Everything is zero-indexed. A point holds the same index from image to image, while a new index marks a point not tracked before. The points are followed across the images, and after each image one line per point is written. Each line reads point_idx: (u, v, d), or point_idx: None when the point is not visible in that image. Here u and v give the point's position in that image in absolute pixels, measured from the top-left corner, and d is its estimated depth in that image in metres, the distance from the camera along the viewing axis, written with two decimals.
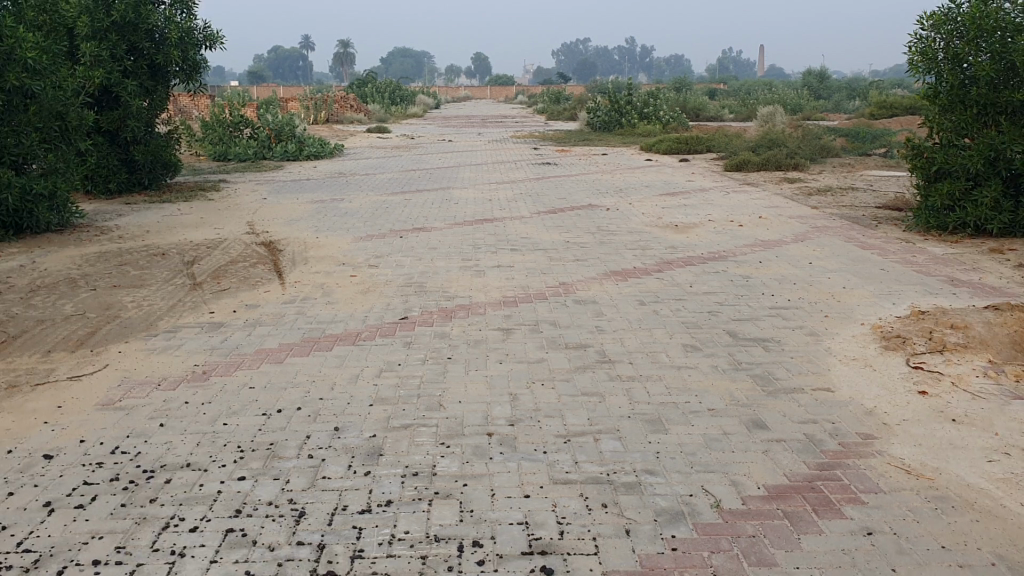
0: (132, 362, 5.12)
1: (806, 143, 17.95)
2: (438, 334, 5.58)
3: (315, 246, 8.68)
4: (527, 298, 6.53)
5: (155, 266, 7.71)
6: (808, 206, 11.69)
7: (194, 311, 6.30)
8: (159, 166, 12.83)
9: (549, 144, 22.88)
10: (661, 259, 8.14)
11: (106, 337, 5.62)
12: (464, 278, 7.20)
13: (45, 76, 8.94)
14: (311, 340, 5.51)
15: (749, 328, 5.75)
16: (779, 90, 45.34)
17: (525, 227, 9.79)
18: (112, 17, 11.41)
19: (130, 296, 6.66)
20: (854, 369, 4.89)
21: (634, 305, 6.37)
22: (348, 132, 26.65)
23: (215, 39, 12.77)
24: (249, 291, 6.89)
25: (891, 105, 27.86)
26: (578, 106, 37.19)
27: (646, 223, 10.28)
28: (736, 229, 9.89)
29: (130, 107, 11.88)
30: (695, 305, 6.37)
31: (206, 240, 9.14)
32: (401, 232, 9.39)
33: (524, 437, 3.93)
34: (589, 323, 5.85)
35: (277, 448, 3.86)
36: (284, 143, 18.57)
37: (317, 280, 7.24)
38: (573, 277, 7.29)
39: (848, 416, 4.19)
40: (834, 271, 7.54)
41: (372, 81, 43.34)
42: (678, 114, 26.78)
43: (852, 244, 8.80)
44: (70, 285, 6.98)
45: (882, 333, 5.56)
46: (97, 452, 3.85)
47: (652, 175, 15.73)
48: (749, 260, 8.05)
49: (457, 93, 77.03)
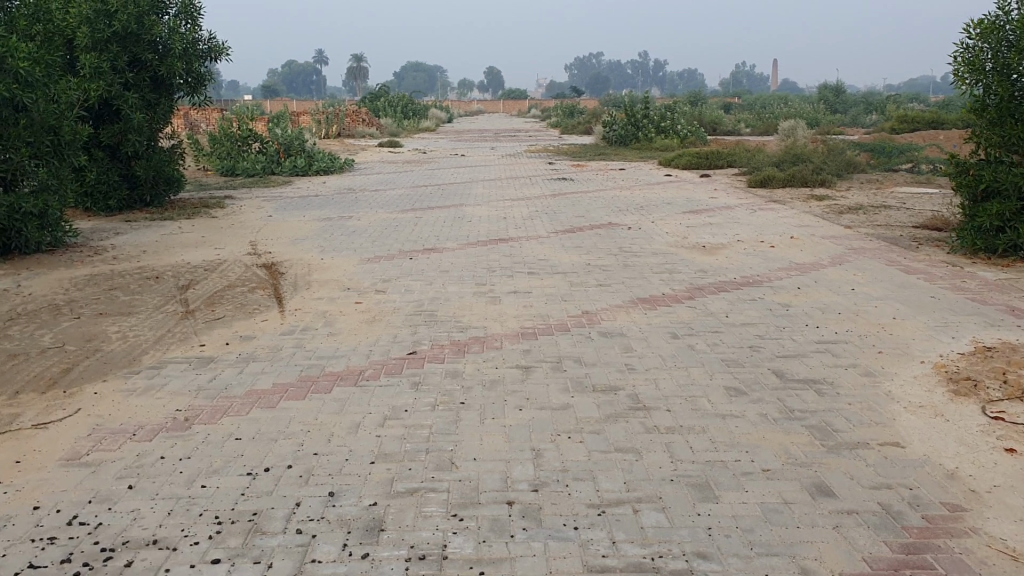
0: (108, 406, 4.57)
1: (832, 158, 17.31)
2: (449, 373, 5.01)
3: (319, 268, 8.14)
4: (547, 330, 5.96)
5: (147, 291, 7.18)
6: (840, 225, 11.10)
7: (183, 343, 5.74)
8: (162, 182, 12.35)
9: (565, 159, 22.37)
10: (691, 284, 7.56)
11: (82, 375, 5.06)
12: (478, 305, 6.65)
13: (38, 88, 8.45)
14: (308, 380, 4.94)
15: (797, 367, 5.16)
16: (795, 104, 44.67)
17: (543, 248, 9.24)
18: (113, 28, 10.97)
19: (115, 326, 6.12)
20: (923, 419, 4.28)
21: (665, 338, 5.79)
22: (360, 146, 26.24)
23: (221, 50, 12.31)
24: (245, 319, 6.34)
25: (913, 119, 27.11)
26: (593, 119, 36.70)
27: (671, 243, 9.71)
28: (767, 250, 9.30)
29: (132, 120, 11.41)
30: (734, 339, 5.78)
31: (205, 261, 8.62)
32: (411, 253, 8.85)
33: (551, 507, 3.35)
34: (618, 360, 5.28)
35: (262, 520, 3.30)
36: (293, 158, 18.12)
37: (320, 307, 6.68)
38: (597, 305, 6.71)
39: (928, 481, 3.60)
40: (881, 299, 6.94)
41: (385, 95, 42.89)
42: (696, 129, 26.23)
43: (894, 268, 8.20)
44: (53, 313, 6.45)
45: (947, 373, 4.97)
46: (51, 523, 3.30)
47: (673, 192, 15.16)
48: (786, 286, 7.47)
49: (470, 108, 76.65)
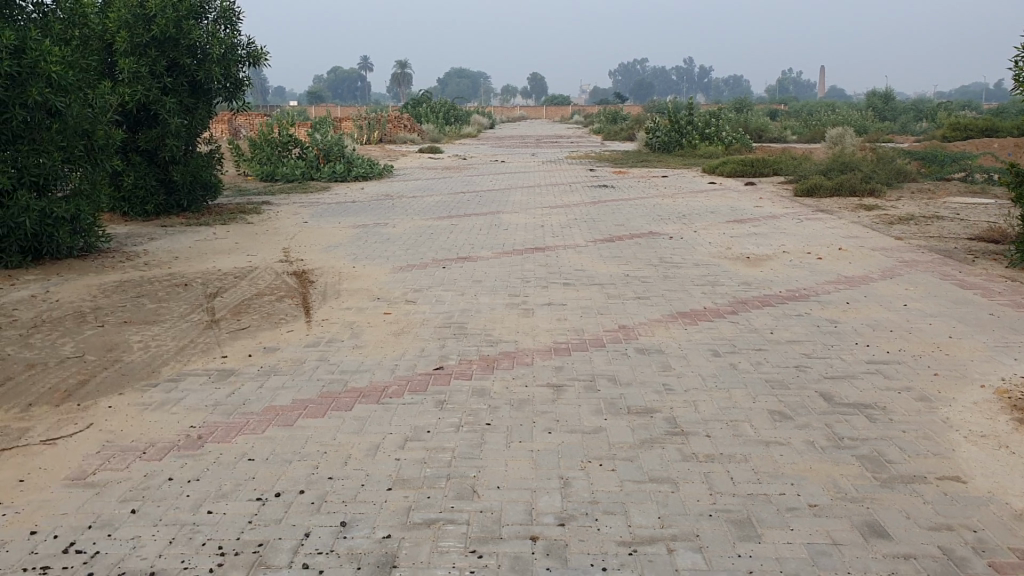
0: (121, 422, 4.39)
1: (881, 167, 16.80)
2: (476, 391, 4.76)
3: (350, 277, 7.96)
4: (581, 345, 5.69)
5: (174, 299, 7.04)
6: (891, 236, 10.67)
7: (205, 355, 5.57)
8: (199, 188, 12.28)
9: (607, 166, 22.08)
10: (734, 297, 7.26)
11: (98, 387, 4.90)
12: (511, 318, 6.41)
13: (71, 92, 8.37)
14: (329, 396, 4.72)
15: (847, 390, 4.84)
16: (843, 111, 43.94)
17: (580, 258, 8.98)
18: (151, 32, 10.91)
19: (137, 335, 5.98)
20: (986, 451, 3.95)
21: (706, 356, 5.50)
22: (402, 152, 26.21)
23: (260, 55, 12.20)
24: (270, 329, 6.16)
25: (965, 127, 26.38)
26: (636, 126, 36.38)
27: (714, 254, 9.40)
28: (814, 262, 8.94)
29: (169, 125, 11.35)
30: (778, 358, 5.47)
31: (236, 268, 8.48)
32: (445, 262, 8.63)
33: (578, 544, 3.10)
34: (655, 380, 5.00)
35: (268, 551, 3.08)
36: (333, 163, 18.06)
37: (347, 318, 6.48)
38: (634, 319, 6.43)
39: (993, 522, 3.29)
40: (935, 316, 6.57)
41: (428, 101, 42.80)
42: (741, 135, 25.80)
43: (948, 283, 7.82)
44: (76, 321, 6.33)
45: (1010, 400, 4.62)
46: (46, 551, 3.11)
47: (716, 200, 14.81)
48: (834, 300, 7.13)
49: (512, 114, 76.47)
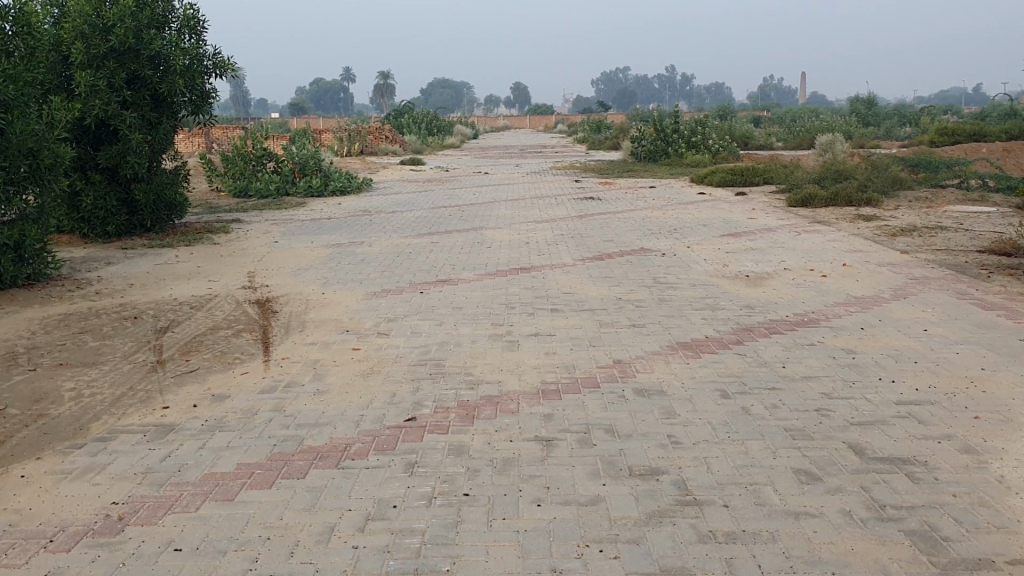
0: (32, 497, 3.71)
1: (876, 174, 16.24)
2: (452, 450, 4.10)
3: (318, 305, 7.29)
4: (572, 387, 5.03)
5: (120, 336, 6.34)
6: (895, 250, 10.08)
7: (144, 405, 4.88)
8: (164, 206, 11.59)
9: (592, 176, 21.46)
10: (738, 323, 6.63)
11: (13, 451, 4.21)
12: (494, 353, 5.75)
13: (13, 108, 7.65)
14: (280, 459, 4.04)
15: (882, 440, 4.20)
16: (827, 117, 43.51)
17: (569, 279, 8.34)
18: (109, 43, 10.22)
19: (71, 382, 5.27)
20: None
21: (714, 399, 4.85)
22: (381, 164, 25.52)
23: (227, 66, 11.52)
24: (222, 372, 5.47)
25: (953, 131, 25.88)
26: (619, 135, 35.83)
27: (712, 273, 8.77)
28: (818, 281, 8.31)
29: (130, 141, 10.63)
30: (796, 399, 4.82)
31: (193, 296, 7.78)
32: (423, 286, 7.98)
33: None
34: (658, 431, 4.34)
35: None
36: (309, 178, 17.36)
37: (311, 356, 5.80)
38: (630, 352, 5.78)
39: None
40: (960, 343, 5.95)
41: (409, 112, 42.00)
42: (728, 143, 25.24)
43: (967, 302, 7.22)
44: (5, 364, 5.62)
45: None
46: None
47: (708, 211, 14.22)
48: (847, 326, 6.51)
49: (495, 124, 75.86)
